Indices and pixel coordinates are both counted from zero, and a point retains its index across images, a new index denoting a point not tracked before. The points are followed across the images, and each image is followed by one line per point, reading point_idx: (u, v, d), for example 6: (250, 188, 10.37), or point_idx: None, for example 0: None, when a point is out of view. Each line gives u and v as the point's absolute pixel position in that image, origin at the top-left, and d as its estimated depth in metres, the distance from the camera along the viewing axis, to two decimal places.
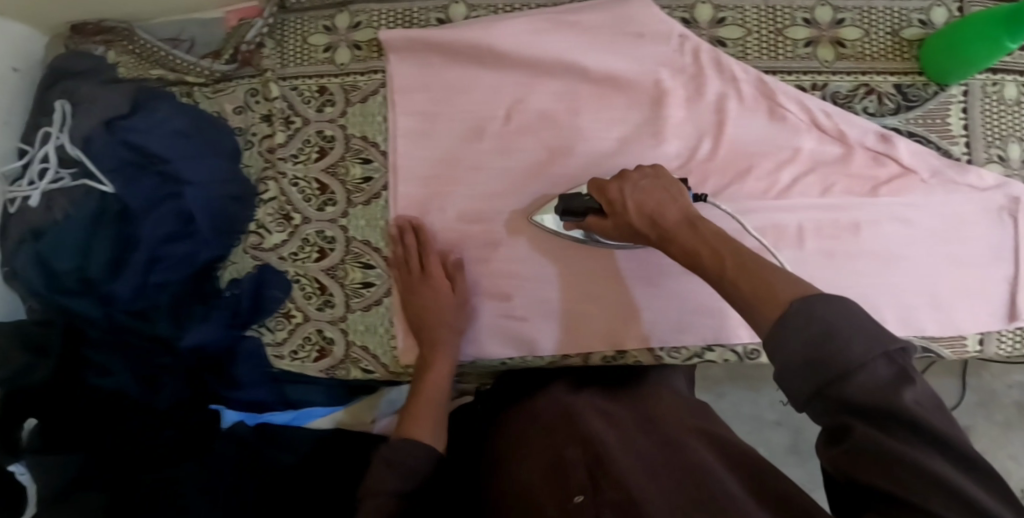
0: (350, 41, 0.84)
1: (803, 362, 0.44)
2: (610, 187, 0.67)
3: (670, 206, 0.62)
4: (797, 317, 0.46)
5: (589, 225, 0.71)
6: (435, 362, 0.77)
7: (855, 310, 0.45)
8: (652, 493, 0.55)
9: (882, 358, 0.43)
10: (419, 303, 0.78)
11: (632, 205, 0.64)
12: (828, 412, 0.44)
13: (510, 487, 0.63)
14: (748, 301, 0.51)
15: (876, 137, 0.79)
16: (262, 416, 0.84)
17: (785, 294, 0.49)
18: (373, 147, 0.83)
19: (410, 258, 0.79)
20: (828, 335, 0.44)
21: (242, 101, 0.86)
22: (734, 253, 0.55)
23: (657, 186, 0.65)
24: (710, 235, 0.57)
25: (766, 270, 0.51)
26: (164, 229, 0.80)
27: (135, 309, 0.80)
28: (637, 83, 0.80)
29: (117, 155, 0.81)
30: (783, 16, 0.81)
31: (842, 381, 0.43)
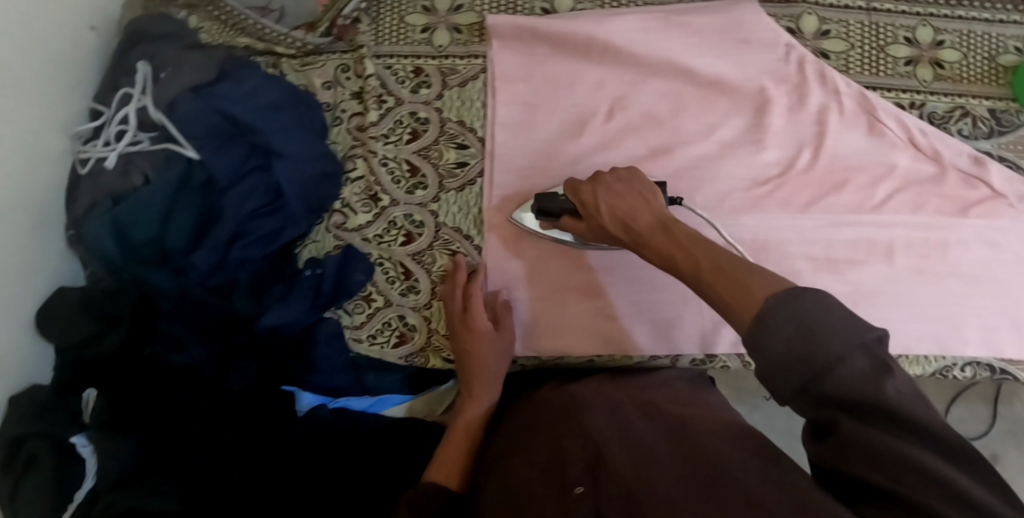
0: (450, 24, 0.83)
1: (787, 361, 0.45)
2: (583, 189, 0.68)
3: (644, 211, 0.63)
4: (773, 316, 0.46)
5: (565, 226, 0.72)
6: (473, 403, 0.76)
7: (828, 304, 0.45)
8: (651, 481, 0.53)
9: (860, 349, 0.44)
10: (462, 344, 0.76)
11: (605, 207, 0.65)
12: (815, 406, 0.45)
13: (512, 486, 0.61)
14: (723, 300, 0.51)
15: (969, 160, 0.81)
16: (340, 400, 0.82)
17: (762, 293, 0.48)
18: (469, 133, 0.81)
19: (454, 298, 0.77)
20: (808, 332, 0.44)
21: (332, 75, 0.84)
22: (710, 255, 0.55)
23: (631, 189, 0.66)
24: (684, 236, 0.58)
25: (740, 268, 0.52)
26: (252, 203, 0.78)
27: (211, 283, 0.78)
28: (741, 89, 0.81)
29: (206, 122, 0.78)
30: (886, 34, 0.82)
31: (825, 374, 0.44)
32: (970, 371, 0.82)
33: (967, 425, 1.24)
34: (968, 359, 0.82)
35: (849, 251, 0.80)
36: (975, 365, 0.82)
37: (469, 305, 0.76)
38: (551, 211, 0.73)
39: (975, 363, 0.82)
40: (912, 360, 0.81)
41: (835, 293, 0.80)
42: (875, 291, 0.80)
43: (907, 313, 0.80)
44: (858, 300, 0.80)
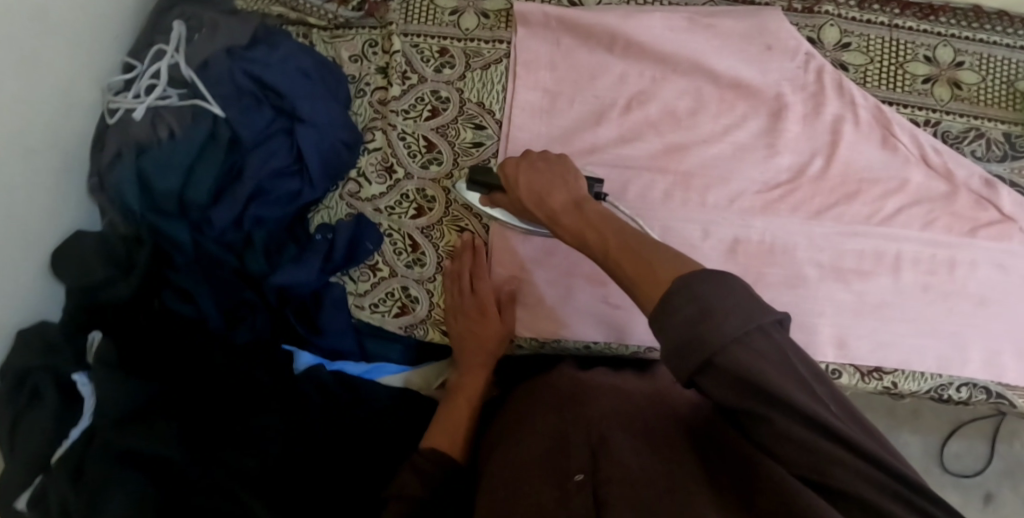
0: (478, 9, 0.85)
1: (686, 340, 0.47)
2: (507, 164, 0.69)
3: (559, 188, 0.66)
4: (674, 299, 0.48)
5: (496, 201, 0.74)
6: (464, 384, 0.78)
7: (727, 280, 0.48)
8: (654, 476, 0.52)
9: (763, 336, 0.46)
10: (462, 327, 0.79)
11: (525, 182, 0.67)
12: (730, 390, 0.46)
13: (508, 465, 0.59)
14: (631, 281, 0.54)
15: (981, 182, 0.81)
16: (338, 363, 0.83)
17: (667, 276, 0.51)
18: (488, 115, 0.83)
19: (462, 278, 0.79)
20: (706, 315, 0.46)
21: (360, 50, 0.86)
22: (620, 237, 0.58)
23: (552, 168, 0.68)
24: (594, 217, 0.61)
25: (647, 248, 0.55)
26: (274, 163, 0.80)
27: (226, 239, 0.80)
28: (762, 92, 0.81)
29: (236, 85, 0.81)
30: (906, 51, 0.83)
31: (729, 354, 0.45)
32: (966, 391, 0.82)
33: (962, 461, 1.23)
34: (965, 380, 0.82)
35: (857, 261, 0.80)
36: (972, 386, 0.82)
37: (477, 285, 0.78)
38: (486, 183, 0.75)
39: (971, 384, 0.82)
40: (911, 376, 0.81)
41: (836, 301, 0.80)
42: (882, 303, 0.81)
43: (909, 328, 0.80)
44: (862, 312, 0.80)
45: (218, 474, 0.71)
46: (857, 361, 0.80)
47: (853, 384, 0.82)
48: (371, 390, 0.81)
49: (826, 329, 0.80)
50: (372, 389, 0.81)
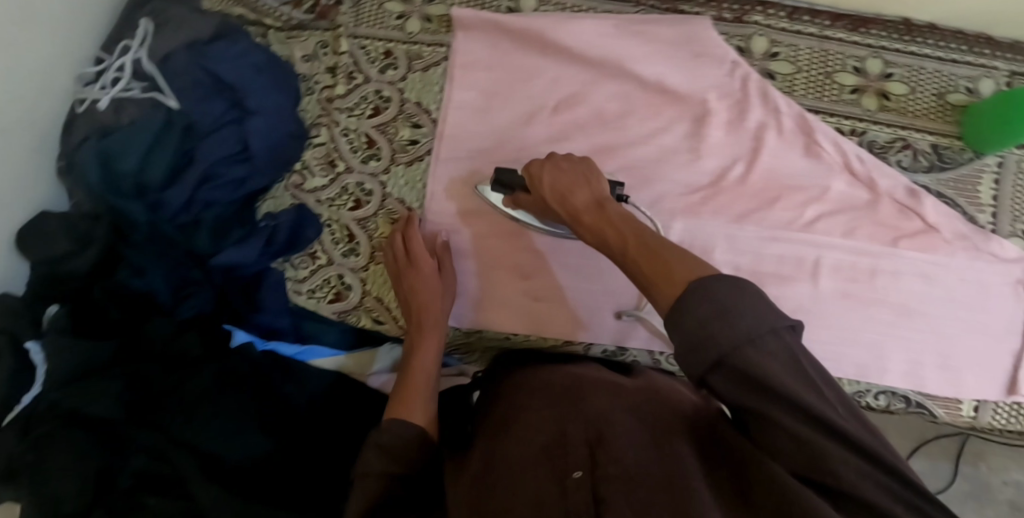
0: (422, 13, 0.89)
1: (697, 341, 0.46)
2: (532, 163, 0.69)
3: (583, 188, 0.64)
4: (691, 298, 0.48)
5: (521, 201, 0.74)
6: (421, 349, 0.77)
7: (743, 287, 0.47)
8: (654, 470, 0.53)
9: (774, 338, 0.46)
10: (407, 287, 0.79)
11: (548, 182, 0.66)
12: (739, 390, 0.46)
13: (505, 464, 0.59)
14: (647, 280, 0.53)
15: (905, 192, 0.81)
16: (272, 342, 0.86)
17: (682, 275, 0.51)
18: (424, 114, 0.87)
19: (393, 243, 0.81)
20: (721, 315, 0.46)
21: (312, 50, 0.91)
22: (638, 237, 0.56)
23: (577, 168, 0.67)
24: (615, 216, 0.60)
25: (665, 248, 0.54)
26: (222, 151, 0.85)
27: (179, 221, 0.85)
28: (688, 97, 0.83)
29: (192, 77, 0.85)
30: (835, 61, 0.84)
31: (740, 355, 0.45)
32: (884, 399, 0.83)
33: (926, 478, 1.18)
34: (883, 388, 0.83)
35: (776, 265, 0.81)
36: (891, 394, 0.83)
37: (411, 247, 0.80)
38: (510, 184, 0.75)
39: (891, 392, 0.83)
40: None
41: None
42: (798, 308, 0.81)
43: (827, 334, 0.81)
44: None
45: (155, 437, 0.76)
46: None
47: None
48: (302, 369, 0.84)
49: None
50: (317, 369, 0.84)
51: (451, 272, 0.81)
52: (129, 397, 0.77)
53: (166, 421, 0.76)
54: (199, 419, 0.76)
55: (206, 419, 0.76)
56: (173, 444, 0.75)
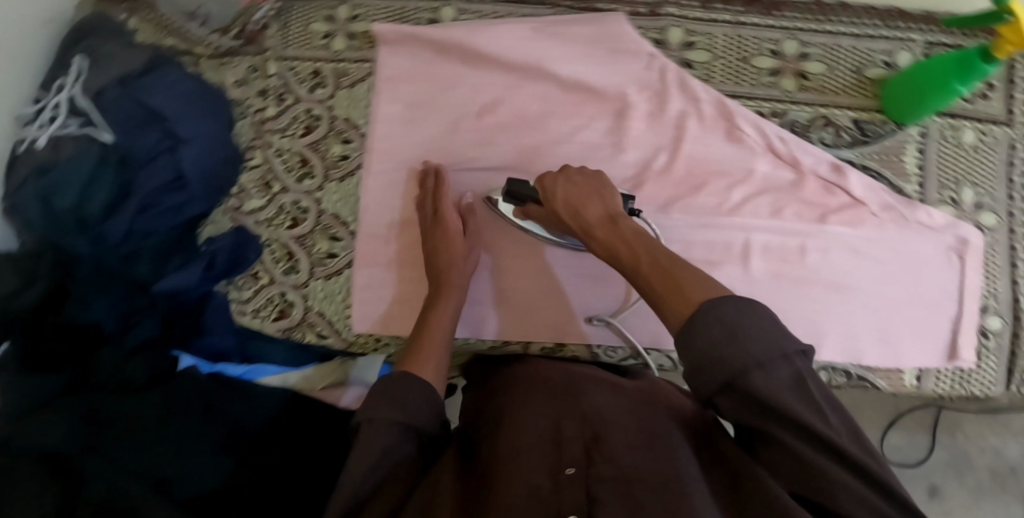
0: (347, 32, 0.90)
1: (707, 358, 0.51)
2: (546, 176, 0.73)
3: (594, 203, 0.70)
4: (704, 319, 0.52)
5: (532, 213, 0.77)
6: (439, 305, 0.76)
7: (757, 311, 0.52)
8: (647, 470, 0.55)
9: (784, 361, 0.50)
10: (431, 248, 0.80)
11: (562, 195, 0.71)
12: (746, 410, 0.51)
13: (499, 452, 0.60)
14: (658, 296, 0.58)
15: (829, 167, 0.82)
16: (218, 365, 0.85)
17: (693, 296, 0.55)
18: (354, 130, 0.88)
19: (427, 202, 0.82)
20: (731, 336, 0.51)
21: (243, 75, 0.92)
22: (649, 254, 0.61)
23: (591, 185, 0.71)
24: (628, 232, 0.65)
25: (677, 267, 0.58)
26: (158, 179, 0.85)
27: (120, 253, 0.84)
28: (606, 94, 0.84)
29: (125, 111, 0.86)
30: (751, 46, 0.86)
31: (746, 380, 0.50)
32: (827, 375, 0.83)
33: (903, 453, 1.15)
34: (824, 363, 0.83)
35: (705, 251, 0.83)
36: (832, 370, 0.83)
37: (439, 208, 0.80)
38: (520, 195, 0.77)
39: (831, 368, 0.83)
40: None
41: None
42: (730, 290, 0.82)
43: None
44: None
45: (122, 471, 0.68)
46: None
47: None
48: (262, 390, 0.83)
49: None
50: (268, 391, 0.83)
51: (474, 235, 0.81)
52: (84, 431, 0.71)
53: (111, 445, 0.70)
54: (177, 444, 0.72)
55: (183, 446, 0.72)
56: (135, 474, 0.69)
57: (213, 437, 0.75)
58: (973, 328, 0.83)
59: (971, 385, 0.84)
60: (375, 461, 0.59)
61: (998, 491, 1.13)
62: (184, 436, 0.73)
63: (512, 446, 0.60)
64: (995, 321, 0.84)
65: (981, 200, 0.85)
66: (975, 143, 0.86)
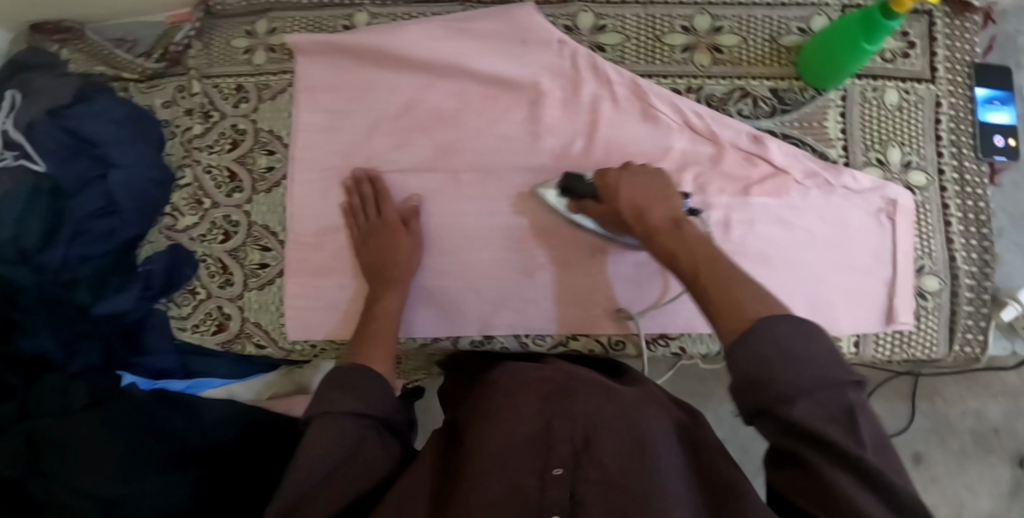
0: (266, 45, 0.91)
1: (754, 372, 0.50)
2: (608, 172, 0.72)
3: (659, 206, 0.67)
4: (755, 338, 0.51)
5: (590, 209, 0.75)
6: (385, 296, 0.79)
7: (817, 337, 0.51)
8: (625, 474, 0.61)
9: (835, 391, 0.49)
10: (376, 245, 0.80)
11: (627, 196, 0.69)
12: (780, 431, 0.50)
13: (488, 448, 0.64)
14: (713, 307, 0.57)
15: (748, 139, 0.82)
16: (161, 381, 0.88)
17: (750, 312, 0.54)
18: (277, 140, 0.89)
19: (368, 207, 0.82)
20: (782, 357, 0.50)
21: (171, 96, 0.94)
22: (710, 263, 0.60)
23: (652, 186, 0.70)
24: (692, 239, 0.63)
25: (738, 281, 0.57)
26: (91, 206, 0.85)
27: (61, 281, 0.84)
28: (519, 85, 0.84)
29: (57, 139, 0.85)
30: (662, 24, 0.85)
31: (785, 408, 0.49)
32: None
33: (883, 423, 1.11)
34: None
35: None
36: None
37: (383, 209, 0.81)
38: (577, 190, 0.76)
39: None
40: (696, 338, 0.83)
41: (614, 274, 0.81)
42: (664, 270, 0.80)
43: None
44: (639, 281, 0.81)
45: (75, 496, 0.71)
46: (639, 331, 0.82)
47: (641, 352, 0.84)
48: (222, 405, 0.86)
49: (602, 304, 0.81)
50: (208, 406, 0.85)
51: (417, 232, 0.81)
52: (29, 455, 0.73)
53: (62, 470, 0.72)
54: (136, 466, 0.75)
55: (143, 467, 0.76)
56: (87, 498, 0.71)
57: (159, 460, 0.77)
58: (909, 289, 0.81)
59: (913, 348, 0.83)
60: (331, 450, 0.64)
61: (984, 454, 1.10)
62: (141, 458, 0.76)
63: (502, 443, 0.63)
64: (932, 282, 0.83)
65: (910, 159, 0.83)
66: (899, 102, 0.84)
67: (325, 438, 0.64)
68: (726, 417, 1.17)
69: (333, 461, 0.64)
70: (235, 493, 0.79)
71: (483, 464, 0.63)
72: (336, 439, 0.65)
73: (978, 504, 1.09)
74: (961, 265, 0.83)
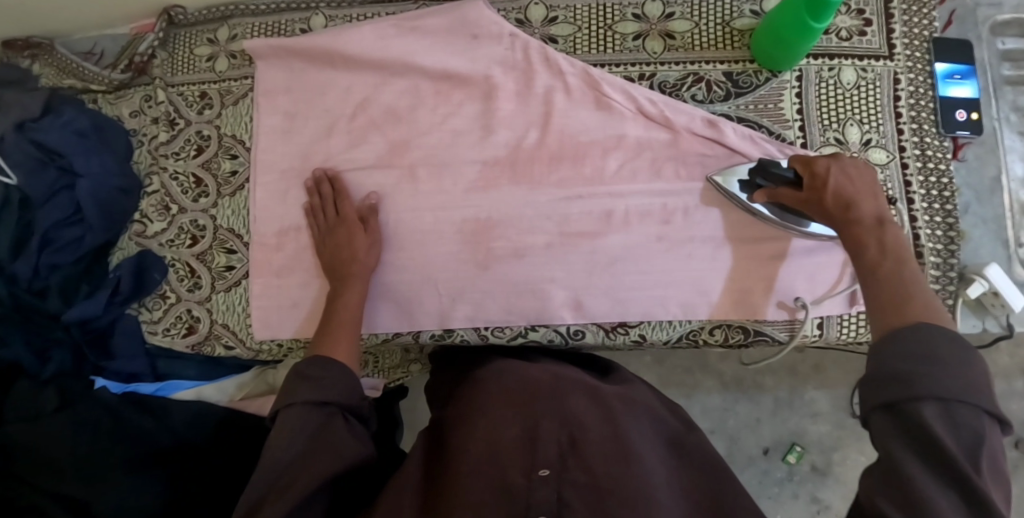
0: (227, 52, 0.93)
1: (901, 364, 0.51)
2: (818, 161, 0.69)
3: (869, 203, 0.67)
4: (920, 333, 0.53)
5: (783, 197, 0.72)
6: (347, 293, 0.79)
7: (975, 361, 0.51)
8: (609, 475, 0.60)
9: (971, 412, 0.48)
10: (334, 242, 0.81)
11: (837, 187, 0.67)
12: (898, 430, 0.49)
13: (476, 449, 0.64)
14: (885, 300, 0.59)
15: (703, 123, 0.80)
16: (133, 385, 0.91)
17: (913, 314, 0.56)
18: (240, 145, 0.91)
19: (326, 207, 0.83)
20: (927, 359, 0.51)
21: (138, 105, 0.96)
22: (897, 267, 0.62)
23: (863, 182, 0.69)
24: (889, 240, 0.64)
25: (918, 291, 0.59)
26: (56, 215, 0.88)
27: (34, 288, 0.88)
28: (471, 79, 0.84)
29: (23, 152, 0.88)
30: (612, 13, 0.86)
31: (913, 406, 0.49)
32: (720, 333, 0.82)
33: None
34: (716, 322, 0.82)
35: (584, 222, 0.82)
36: (727, 327, 0.82)
37: (341, 209, 0.82)
38: (769, 175, 0.73)
39: (726, 325, 0.82)
40: (657, 326, 0.82)
41: (571, 264, 0.82)
42: (614, 260, 0.81)
43: (648, 281, 0.81)
44: (595, 270, 0.81)
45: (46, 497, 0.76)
46: (596, 320, 0.82)
47: (600, 341, 0.84)
48: (194, 404, 0.86)
49: (559, 294, 0.82)
50: (179, 407, 0.85)
51: (376, 230, 0.82)
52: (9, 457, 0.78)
53: (38, 478, 0.77)
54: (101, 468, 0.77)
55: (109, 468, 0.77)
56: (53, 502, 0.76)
57: (123, 460, 0.78)
58: None
59: None
60: (294, 439, 0.65)
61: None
62: (106, 457, 0.78)
63: (490, 448, 0.64)
64: None
65: (870, 137, 0.82)
66: (856, 81, 0.83)
67: (287, 428, 0.65)
68: (714, 408, 1.12)
69: (300, 449, 0.64)
70: (207, 492, 0.80)
71: (469, 465, 0.63)
72: (296, 432, 0.65)
73: None
74: (925, 243, 0.81)
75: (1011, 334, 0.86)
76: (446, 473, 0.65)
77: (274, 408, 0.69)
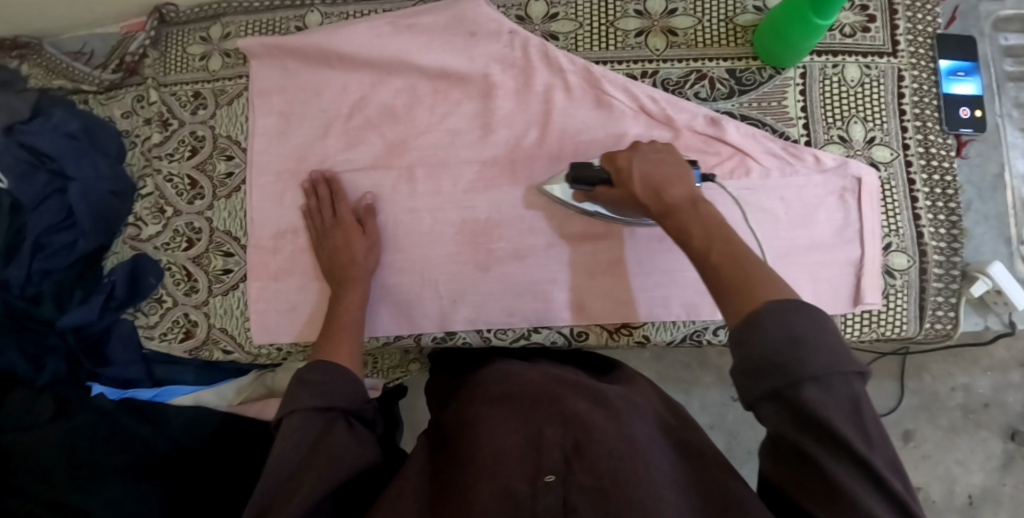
0: (221, 50, 0.92)
1: (760, 363, 0.48)
2: (619, 155, 0.67)
3: (678, 184, 0.62)
4: (766, 320, 0.49)
5: (602, 196, 0.70)
6: (347, 298, 0.78)
7: (824, 324, 0.48)
8: (620, 472, 0.60)
9: (842, 379, 0.47)
10: (332, 245, 0.80)
11: (639, 175, 0.64)
12: (790, 416, 0.47)
13: (488, 449, 0.63)
14: (722, 288, 0.53)
15: (705, 121, 0.79)
16: (129, 391, 0.90)
17: (761, 294, 0.51)
18: (235, 145, 0.89)
19: (324, 209, 0.82)
20: (795, 342, 0.47)
21: (129, 106, 0.94)
22: (723, 241, 0.55)
23: (664, 159, 0.65)
24: (707, 217, 0.58)
25: (752, 263, 0.53)
26: (48, 220, 0.86)
27: (27, 293, 0.86)
28: (469, 77, 0.83)
29: (12, 154, 0.86)
30: (614, 9, 0.85)
31: (795, 392, 0.47)
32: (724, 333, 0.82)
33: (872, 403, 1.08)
34: (719, 322, 0.82)
35: (585, 222, 0.80)
36: None
37: (338, 211, 0.81)
38: (589, 179, 0.71)
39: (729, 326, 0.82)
40: (658, 326, 0.82)
41: (571, 265, 0.81)
42: (615, 261, 0.80)
43: (651, 281, 0.80)
44: (596, 271, 0.81)
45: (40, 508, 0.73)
46: (599, 321, 0.81)
47: (604, 343, 0.83)
48: (195, 412, 0.85)
49: (561, 295, 0.81)
50: (177, 410, 0.85)
51: (375, 232, 0.81)
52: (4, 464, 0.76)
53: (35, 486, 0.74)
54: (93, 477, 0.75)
55: (103, 480, 0.75)
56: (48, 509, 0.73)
57: (121, 466, 0.77)
58: (878, 269, 0.78)
59: (882, 327, 0.81)
60: (296, 445, 0.63)
61: (974, 429, 1.06)
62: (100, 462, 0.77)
63: (493, 451, 0.63)
64: (900, 259, 0.80)
65: (873, 135, 0.82)
66: (860, 77, 0.82)
67: (285, 436, 0.64)
68: (713, 403, 1.12)
69: (296, 463, 0.62)
70: (206, 494, 0.79)
71: (478, 468, 0.62)
72: (296, 436, 0.64)
73: (970, 477, 1.05)
74: (928, 241, 0.81)
75: (1013, 331, 0.86)
76: (453, 478, 0.64)
77: (278, 418, 0.68)
